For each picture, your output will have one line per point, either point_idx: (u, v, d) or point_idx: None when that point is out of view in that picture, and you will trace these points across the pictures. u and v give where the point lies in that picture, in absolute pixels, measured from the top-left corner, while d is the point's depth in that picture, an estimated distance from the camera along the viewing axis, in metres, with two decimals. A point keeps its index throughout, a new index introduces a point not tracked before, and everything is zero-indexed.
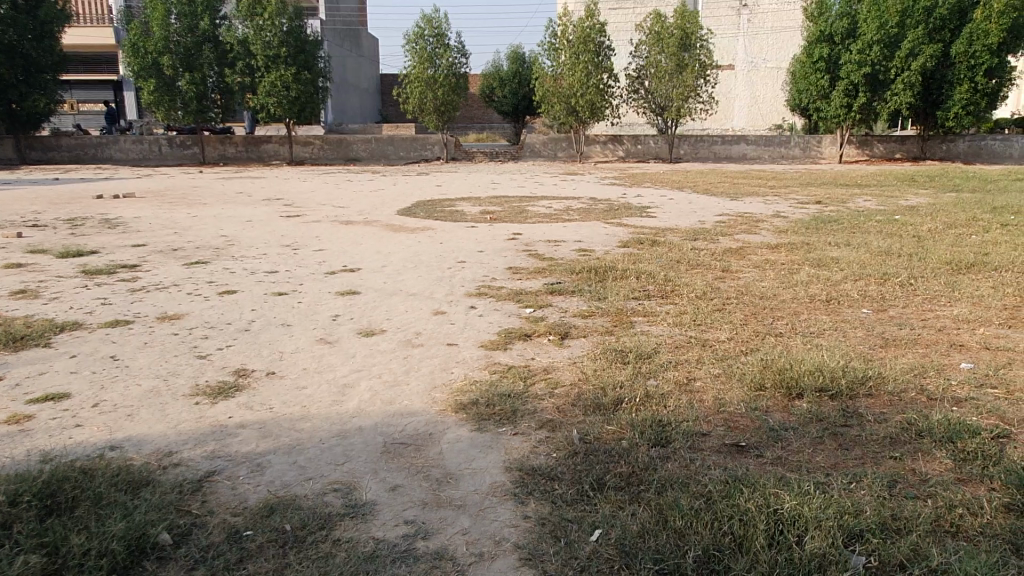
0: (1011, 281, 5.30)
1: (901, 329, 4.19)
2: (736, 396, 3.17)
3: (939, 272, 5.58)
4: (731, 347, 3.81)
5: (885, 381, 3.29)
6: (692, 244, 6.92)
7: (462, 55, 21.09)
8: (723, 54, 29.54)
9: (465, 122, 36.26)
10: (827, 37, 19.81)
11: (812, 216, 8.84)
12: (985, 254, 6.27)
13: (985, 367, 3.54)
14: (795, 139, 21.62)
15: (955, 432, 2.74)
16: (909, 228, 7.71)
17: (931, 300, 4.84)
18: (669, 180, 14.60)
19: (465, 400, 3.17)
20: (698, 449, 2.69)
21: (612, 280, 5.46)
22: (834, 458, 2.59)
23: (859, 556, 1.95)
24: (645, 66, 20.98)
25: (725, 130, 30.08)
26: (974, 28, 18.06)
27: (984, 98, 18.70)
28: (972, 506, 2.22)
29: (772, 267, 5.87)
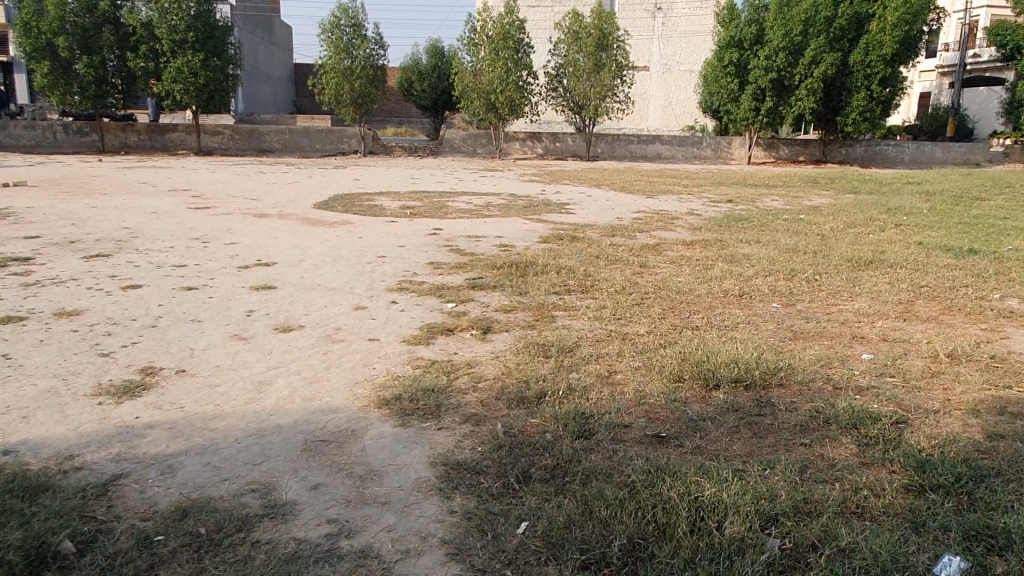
0: (906, 277, 5.64)
1: (808, 322, 4.40)
2: (656, 387, 3.25)
3: (841, 269, 5.88)
4: (649, 340, 3.90)
5: (794, 372, 3.45)
6: (612, 240, 7.04)
7: (380, 47, 20.75)
8: (639, 55, 30.20)
9: (382, 115, 35.67)
10: (736, 43, 20.56)
11: (723, 215, 9.15)
12: (882, 252, 6.63)
13: (884, 357, 3.76)
14: (707, 140, 22.30)
15: (859, 418, 2.90)
16: (812, 227, 8.10)
17: (835, 295, 5.09)
18: (587, 178, 14.82)
19: (388, 395, 3.11)
20: (621, 440, 2.74)
21: (533, 274, 5.50)
22: (749, 446, 2.69)
23: (774, 539, 2.02)
24: (564, 65, 21.21)
25: (640, 130, 30.76)
26: (871, 38, 19.20)
27: (879, 106, 19.87)
28: (876, 488, 2.35)
29: (687, 262, 6.05)
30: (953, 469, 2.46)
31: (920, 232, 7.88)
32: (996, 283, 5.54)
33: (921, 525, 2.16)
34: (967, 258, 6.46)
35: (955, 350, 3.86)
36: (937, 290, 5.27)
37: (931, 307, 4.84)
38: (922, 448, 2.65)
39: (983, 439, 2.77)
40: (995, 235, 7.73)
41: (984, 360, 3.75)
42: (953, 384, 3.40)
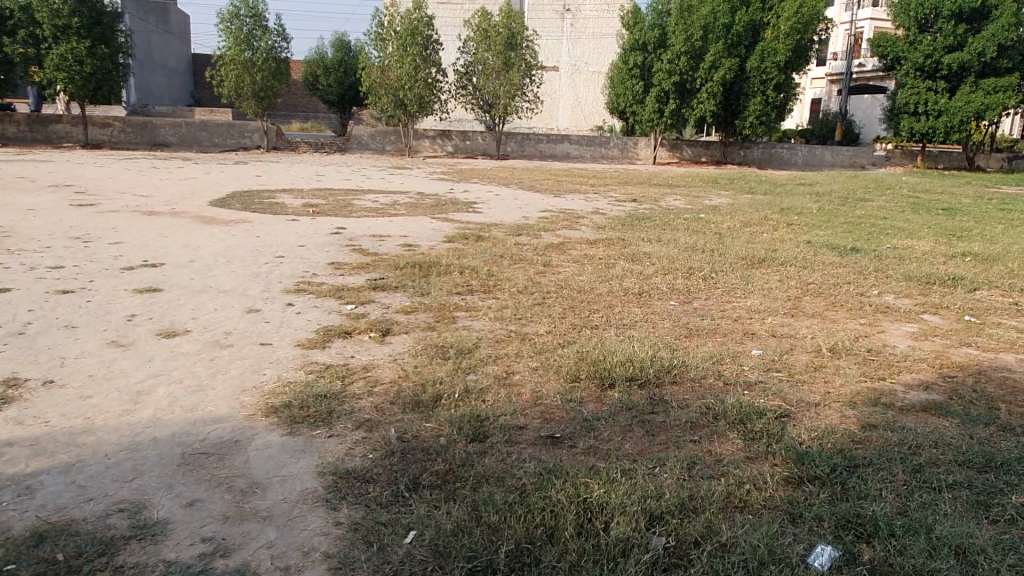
0: (794, 275, 5.91)
1: (703, 319, 4.53)
2: (553, 388, 3.26)
3: (736, 267, 6.10)
4: (548, 340, 3.92)
5: (687, 369, 3.54)
6: (517, 239, 7.06)
7: (283, 39, 20.10)
8: (548, 56, 30.47)
9: (287, 110, 34.66)
10: (640, 46, 21.02)
11: (628, 214, 9.35)
12: (774, 250, 6.93)
13: (772, 353, 3.91)
14: (614, 140, 22.77)
15: (746, 413, 2.99)
16: (710, 226, 8.36)
17: (729, 292, 5.27)
18: (496, 177, 14.87)
19: (278, 402, 2.99)
20: (514, 442, 2.72)
21: (435, 275, 5.43)
22: (641, 444, 2.72)
23: (659, 538, 2.05)
24: (473, 63, 21.15)
25: (550, 129, 31.08)
26: (766, 46, 20.07)
27: (774, 110, 20.81)
28: (758, 482, 2.43)
29: (590, 261, 6.13)
30: (829, 460, 2.57)
31: (809, 232, 8.27)
32: (875, 280, 5.88)
33: (798, 516, 2.24)
34: (850, 257, 6.83)
35: (837, 345, 4.05)
36: (822, 286, 5.54)
37: (817, 304, 5.08)
38: (802, 441, 2.76)
39: (857, 430, 2.91)
40: (875, 235, 8.21)
41: (861, 354, 3.95)
42: (833, 377, 3.57)
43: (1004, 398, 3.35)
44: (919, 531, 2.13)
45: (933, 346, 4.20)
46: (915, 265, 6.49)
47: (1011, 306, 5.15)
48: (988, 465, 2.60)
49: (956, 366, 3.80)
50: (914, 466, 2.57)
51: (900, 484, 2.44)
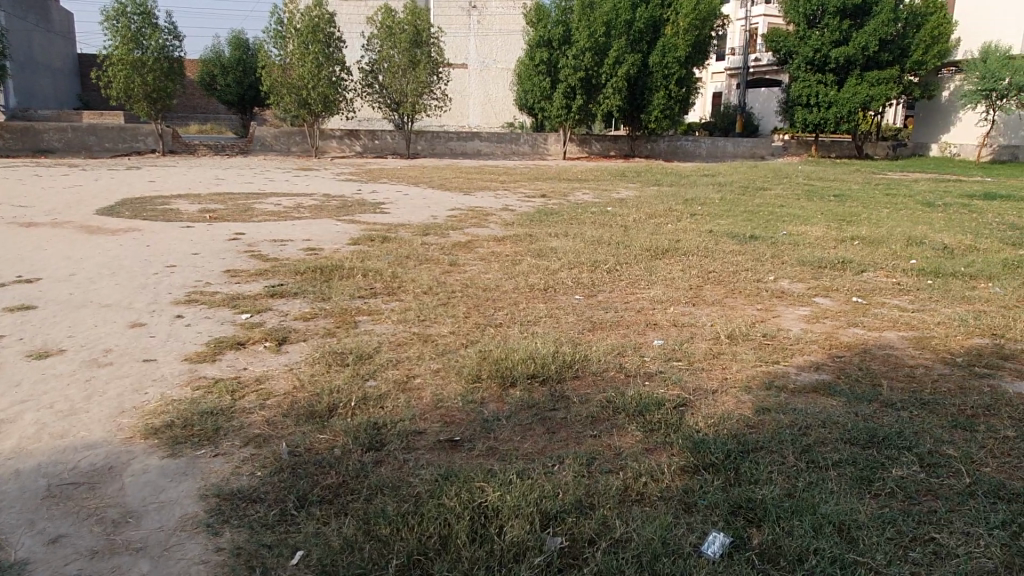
0: (696, 264, 6.05)
1: (607, 312, 4.56)
2: (454, 390, 3.20)
3: (640, 259, 6.19)
4: (452, 341, 3.85)
5: (589, 363, 3.54)
6: (424, 239, 6.97)
7: (174, 37, 19.21)
8: (456, 53, 30.29)
9: (185, 112, 33.21)
10: (545, 43, 21.03)
11: (536, 209, 9.38)
12: (677, 240, 7.09)
13: (672, 342, 3.97)
14: (524, 137, 22.87)
15: (645, 405, 3.01)
16: (616, 219, 8.48)
17: (633, 284, 5.34)
18: (405, 176, 14.69)
19: (159, 423, 2.80)
20: (412, 448, 2.65)
21: (337, 279, 5.28)
22: (541, 443, 2.70)
23: (554, 538, 2.04)
24: (378, 61, 20.75)
25: (461, 127, 30.93)
26: (667, 42, 20.64)
27: (677, 105, 21.51)
28: (655, 473, 2.44)
29: (497, 259, 6.10)
30: (723, 446, 2.62)
31: (710, 221, 8.50)
32: (771, 265, 6.09)
33: (692, 505, 2.26)
34: (748, 244, 7.07)
35: (734, 331, 4.15)
36: (722, 274, 5.69)
37: (716, 291, 5.21)
38: (699, 429, 2.80)
39: (752, 414, 2.98)
40: (772, 222, 8.53)
41: (758, 339, 4.06)
42: (730, 363, 3.65)
43: (886, 374, 3.52)
44: (805, 510, 2.18)
45: (824, 327, 4.37)
46: (809, 250, 6.78)
47: (894, 285, 5.44)
48: (872, 441, 2.70)
49: (845, 346, 3.96)
50: (803, 447, 2.64)
51: (789, 465, 2.51)
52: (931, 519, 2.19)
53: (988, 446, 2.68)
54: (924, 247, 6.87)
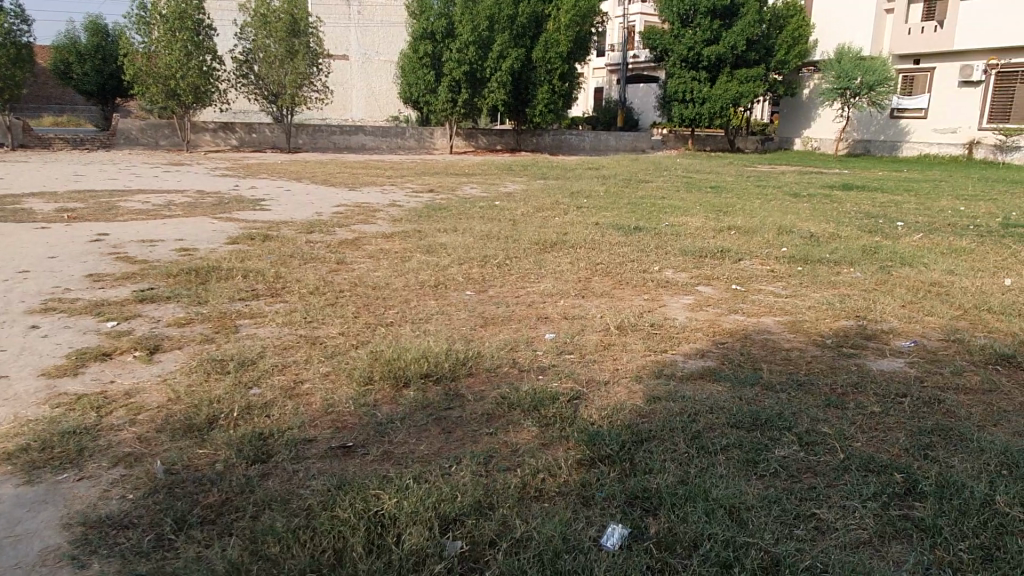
0: (584, 256, 6.15)
1: (498, 307, 4.54)
2: (344, 393, 3.08)
3: (530, 252, 6.23)
4: (341, 342, 3.72)
5: (482, 359, 3.51)
6: (308, 237, 6.72)
7: (21, 20, 17.59)
8: (336, 43, 29.44)
9: (36, 103, 30.56)
10: (429, 35, 20.58)
11: (424, 204, 9.26)
12: (565, 233, 7.18)
13: (564, 335, 4.00)
14: (409, 131, 22.58)
15: (540, 400, 3.00)
16: (504, 213, 8.50)
17: (523, 278, 5.35)
18: (286, 171, 14.19)
19: (12, 447, 2.52)
20: (302, 458, 2.52)
21: (214, 281, 4.98)
22: (437, 444, 2.64)
23: (454, 542, 1.99)
24: (252, 50, 19.76)
25: (344, 120, 30.00)
26: (549, 38, 21.00)
27: (560, 99, 21.91)
28: (553, 468, 2.43)
29: (385, 256, 5.95)
30: (618, 437, 2.65)
31: (596, 214, 8.68)
32: (656, 256, 6.28)
33: (590, 498, 2.27)
34: (633, 235, 7.26)
35: (623, 322, 4.24)
36: (609, 266, 5.81)
37: (604, 283, 5.32)
38: (594, 421, 2.82)
39: (643, 403, 3.05)
40: (654, 213, 8.82)
41: (646, 328, 4.17)
42: (620, 353, 3.73)
43: (765, 358, 3.70)
44: (698, 496, 2.24)
45: (707, 314, 4.55)
46: (689, 240, 7.05)
47: (768, 272, 5.73)
48: (755, 424, 2.82)
49: (726, 332, 4.14)
50: (693, 434, 2.72)
51: (681, 452, 2.57)
52: (812, 495, 2.30)
53: (857, 422, 2.85)
54: (793, 235, 7.30)
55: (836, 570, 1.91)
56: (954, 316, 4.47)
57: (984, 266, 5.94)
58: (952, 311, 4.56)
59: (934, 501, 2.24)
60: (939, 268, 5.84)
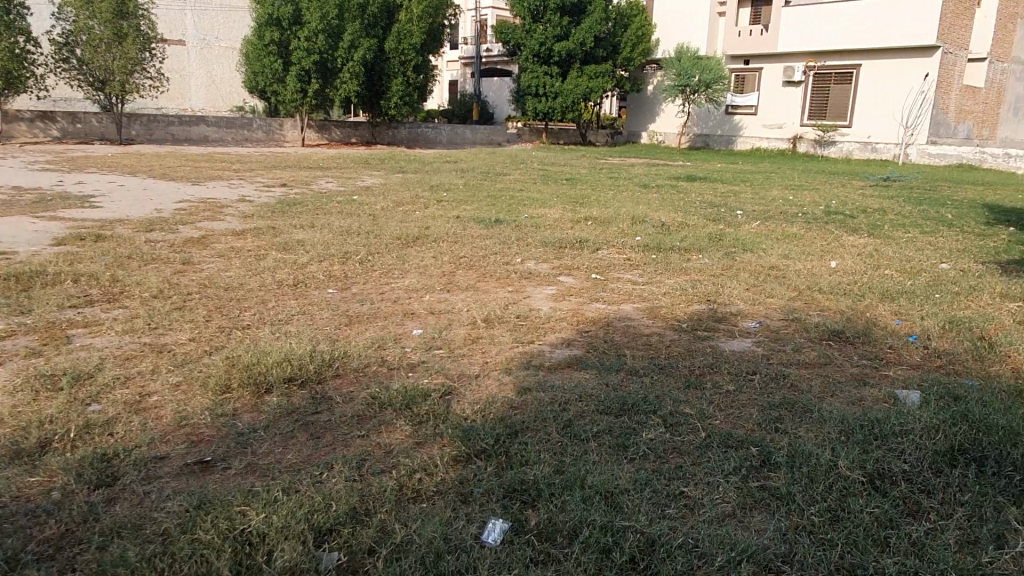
0: (447, 250, 6.12)
1: (360, 304, 4.41)
2: (199, 404, 2.86)
3: (392, 247, 6.11)
4: (192, 349, 3.46)
5: (349, 359, 3.38)
6: (148, 236, 6.20)
7: None
8: (170, 27, 27.38)
9: None
10: (274, 21, 19.53)
11: (277, 200, 8.85)
12: (427, 227, 7.11)
13: (432, 330, 3.94)
14: (256, 122, 21.59)
15: (411, 397, 2.93)
16: (363, 208, 8.28)
17: (387, 274, 5.23)
18: (119, 164, 13.05)
19: None
20: (154, 478, 2.31)
21: (39, 287, 4.47)
22: (305, 451, 2.51)
23: (330, 554, 1.90)
24: (73, 32, 17.93)
25: (183, 110, 28.15)
26: (401, 28, 20.67)
27: (415, 91, 21.71)
28: (429, 467, 2.38)
29: (237, 255, 5.61)
30: (492, 431, 2.64)
31: (456, 207, 8.64)
32: (518, 248, 6.36)
33: (468, 495, 2.25)
34: (495, 228, 7.31)
35: (490, 314, 4.25)
36: (472, 259, 5.80)
37: (469, 276, 5.30)
38: (467, 416, 2.80)
39: (515, 395, 3.06)
40: (514, 206, 8.93)
41: (512, 320, 4.20)
42: (489, 346, 3.73)
43: (628, 344, 3.83)
44: (574, 484, 2.27)
45: (570, 304, 4.65)
46: (549, 231, 7.19)
47: (625, 261, 5.96)
48: (623, 409, 2.91)
49: (589, 320, 4.25)
50: (564, 422, 2.76)
51: (554, 442, 2.60)
52: (679, 475, 2.41)
53: (714, 401, 3.02)
54: (646, 225, 7.64)
55: (707, 544, 2.00)
56: (791, 297, 4.85)
57: (812, 250, 6.52)
58: (788, 293, 4.95)
59: (786, 471, 2.40)
60: (776, 253, 6.33)
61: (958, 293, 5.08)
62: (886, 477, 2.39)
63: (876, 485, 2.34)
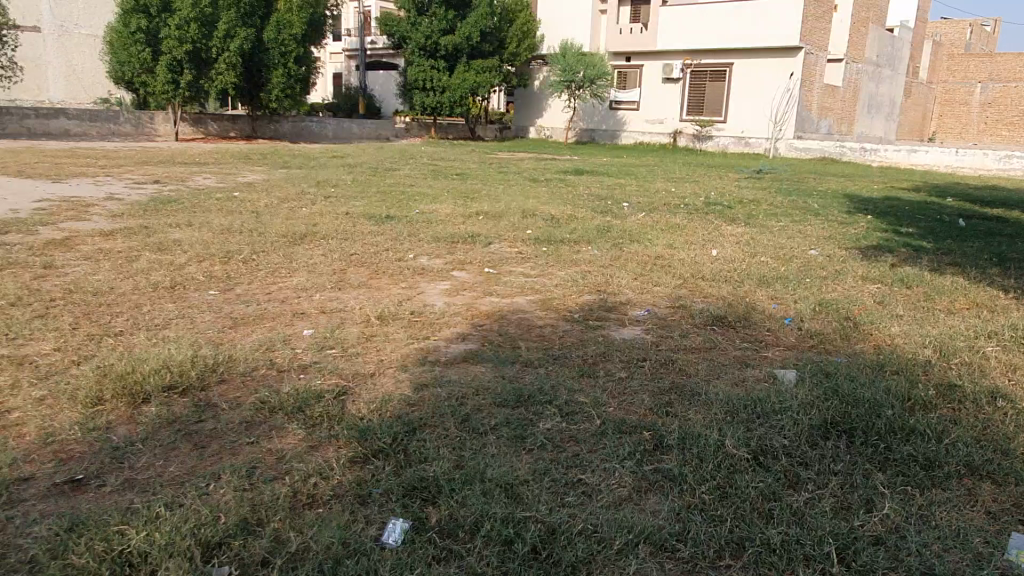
0: (336, 247, 5.96)
1: (245, 306, 4.22)
2: (68, 418, 2.65)
3: (278, 245, 5.89)
4: (58, 360, 3.19)
5: (235, 364, 3.22)
6: (1, 238, 5.68)
7: None
8: (23, 13, 25.16)
9: None
10: (142, 8, 18.37)
11: (150, 197, 8.33)
12: (315, 224, 6.90)
13: (323, 330, 3.82)
14: (125, 115, 20.02)
15: (303, 400, 2.83)
16: (245, 205, 7.92)
17: (273, 273, 5.03)
18: None
19: None
20: (18, 502, 2.12)
21: None
22: (190, 462, 2.37)
23: (220, 569, 1.81)
24: None
25: (39, 102, 25.99)
26: (281, 18, 20.09)
27: (297, 84, 21.03)
28: (324, 471, 2.30)
29: (107, 257, 5.24)
30: (389, 429, 2.58)
31: (344, 203, 8.43)
32: (410, 244, 6.28)
33: (366, 496, 2.19)
34: (386, 224, 7.18)
35: (383, 311, 4.17)
36: (363, 256, 5.68)
37: (361, 274, 5.19)
38: (362, 416, 2.73)
39: (412, 393, 3.01)
40: (404, 201, 8.81)
41: (406, 317, 4.13)
42: (384, 344, 3.65)
43: (523, 336, 3.86)
44: (474, 479, 2.26)
45: (464, 299, 4.64)
46: (441, 226, 7.14)
47: (517, 254, 6.01)
48: (520, 400, 2.93)
49: (484, 314, 4.26)
50: (463, 417, 2.75)
51: (453, 437, 2.58)
52: (576, 463, 2.44)
53: (608, 389, 3.10)
54: (536, 218, 7.74)
55: (606, 528, 2.04)
56: (677, 285, 5.04)
57: (694, 240, 6.81)
58: (674, 281, 5.15)
59: (677, 452, 2.50)
60: (661, 243, 6.57)
61: (825, 278, 5.46)
62: (768, 453, 2.52)
63: (760, 461, 2.47)
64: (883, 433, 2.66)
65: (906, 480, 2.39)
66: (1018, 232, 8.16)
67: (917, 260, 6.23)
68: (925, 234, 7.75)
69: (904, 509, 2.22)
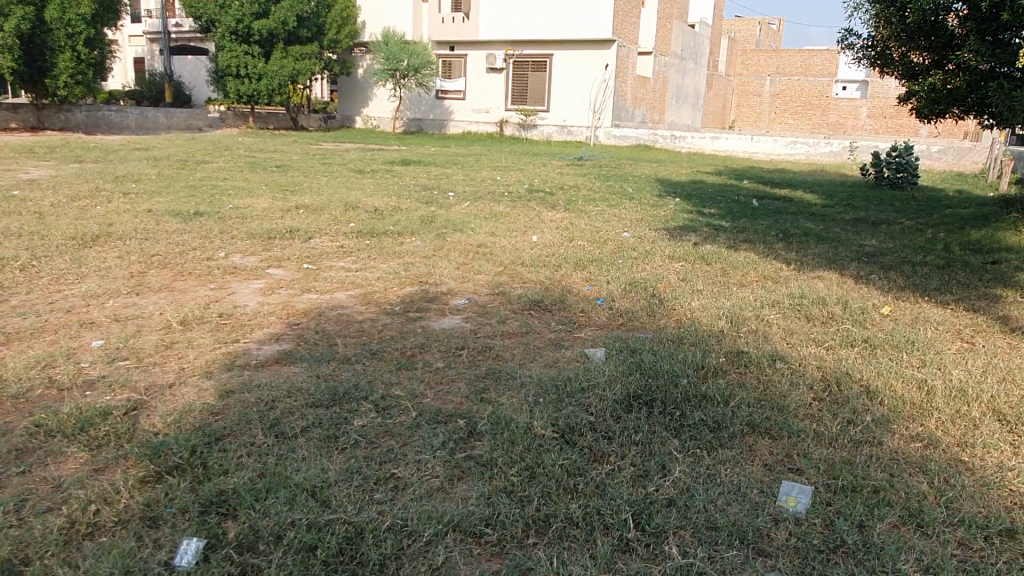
0: (134, 248, 5.48)
1: (21, 318, 3.76)
2: None
3: (64, 248, 5.32)
4: None
5: (5, 387, 2.86)
6: None
7: None
8: None
9: None
10: None
11: None
12: (109, 224, 6.30)
13: (115, 340, 3.49)
14: None
15: (87, 419, 2.56)
16: (24, 204, 7.06)
17: (58, 280, 4.54)
18: None
19: None
20: None
21: None
22: None
23: None
24: None
25: None
26: None
27: (89, 69, 19.11)
28: (108, 495, 2.11)
29: None
30: (186, 442, 2.41)
31: (147, 200, 7.76)
32: (221, 241, 5.91)
33: (157, 518, 2.03)
34: (193, 221, 6.71)
35: (187, 316, 3.88)
36: (166, 257, 5.26)
37: (163, 276, 4.80)
38: (156, 432, 2.52)
39: (216, 400, 2.83)
40: (215, 196, 8.28)
41: (213, 320, 3.88)
42: (185, 351, 3.40)
43: (340, 332, 3.76)
44: (278, 485, 2.17)
45: (280, 297, 4.44)
46: (255, 222, 6.76)
47: (337, 248, 5.85)
48: (334, 399, 2.84)
49: (300, 312, 4.10)
50: (272, 421, 2.62)
51: (258, 444, 2.46)
52: (388, 458, 2.41)
53: (424, 379, 3.09)
54: (359, 211, 7.56)
55: (414, 521, 2.04)
56: (497, 273, 5.13)
57: (516, 227, 6.97)
58: (495, 269, 5.23)
59: (488, 438, 2.54)
60: (483, 231, 6.66)
61: (635, 258, 5.78)
62: (574, 430, 2.63)
63: (568, 438, 2.57)
64: (679, 401, 2.86)
65: (696, 443, 2.59)
66: (801, 210, 9.08)
67: (716, 239, 6.77)
68: (724, 215, 8.43)
69: (694, 470, 2.41)
